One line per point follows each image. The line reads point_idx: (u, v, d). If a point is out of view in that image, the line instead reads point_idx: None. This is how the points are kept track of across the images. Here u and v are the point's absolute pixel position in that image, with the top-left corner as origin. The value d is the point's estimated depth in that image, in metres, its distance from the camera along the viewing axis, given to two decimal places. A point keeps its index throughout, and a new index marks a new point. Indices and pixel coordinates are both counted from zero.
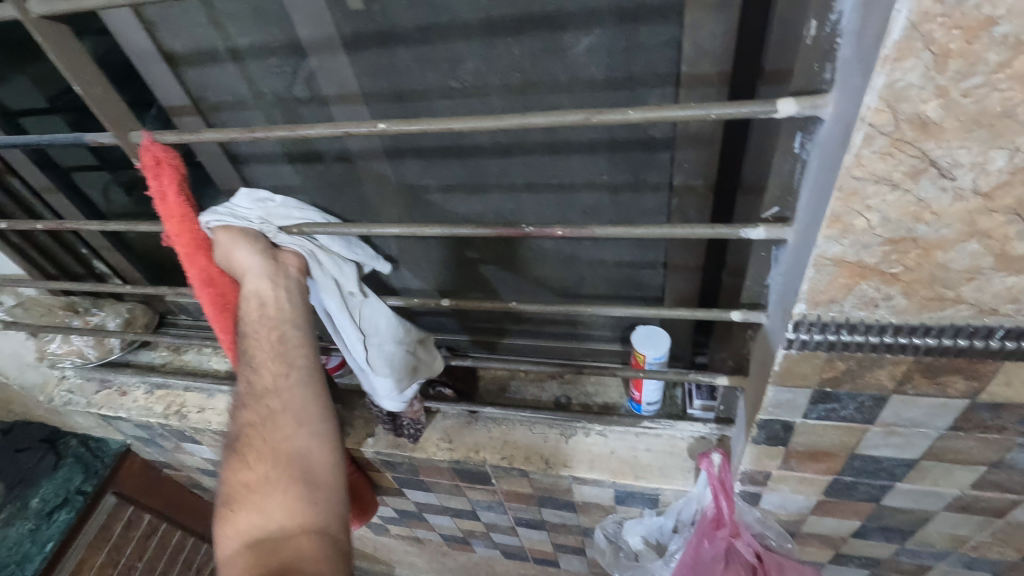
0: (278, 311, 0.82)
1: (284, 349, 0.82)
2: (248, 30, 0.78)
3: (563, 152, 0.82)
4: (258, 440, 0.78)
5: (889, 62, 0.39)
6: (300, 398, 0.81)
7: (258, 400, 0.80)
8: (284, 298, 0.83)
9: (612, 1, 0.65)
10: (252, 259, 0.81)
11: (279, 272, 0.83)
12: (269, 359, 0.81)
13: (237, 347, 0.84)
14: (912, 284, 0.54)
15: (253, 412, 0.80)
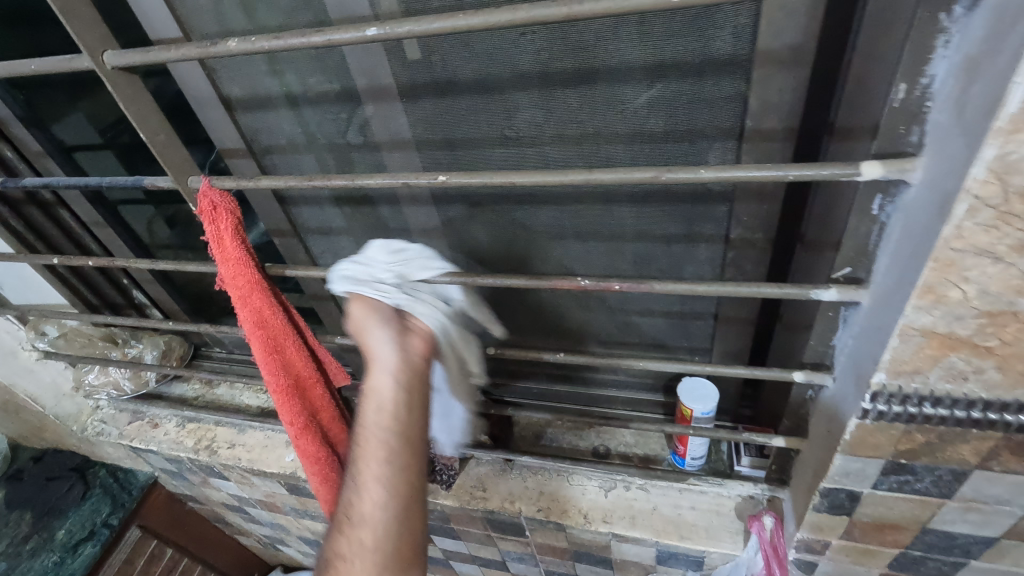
0: (393, 407, 0.72)
1: (388, 466, 0.71)
2: (307, 79, 0.79)
3: (615, 202, 0.80)
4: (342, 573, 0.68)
5: (1001, 134, 0.37)
6: (390, 536, 0.69)
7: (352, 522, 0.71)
8: (404, 398, 0.73)
9: (676, 56, 0.64)
10: (386, 352, 0.73)
11: (405, 366, 0.73)
12: (374, 461, 0.71)
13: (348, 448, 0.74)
14: (1008, 358, 0.51)
15: (342, 518, 0.72)
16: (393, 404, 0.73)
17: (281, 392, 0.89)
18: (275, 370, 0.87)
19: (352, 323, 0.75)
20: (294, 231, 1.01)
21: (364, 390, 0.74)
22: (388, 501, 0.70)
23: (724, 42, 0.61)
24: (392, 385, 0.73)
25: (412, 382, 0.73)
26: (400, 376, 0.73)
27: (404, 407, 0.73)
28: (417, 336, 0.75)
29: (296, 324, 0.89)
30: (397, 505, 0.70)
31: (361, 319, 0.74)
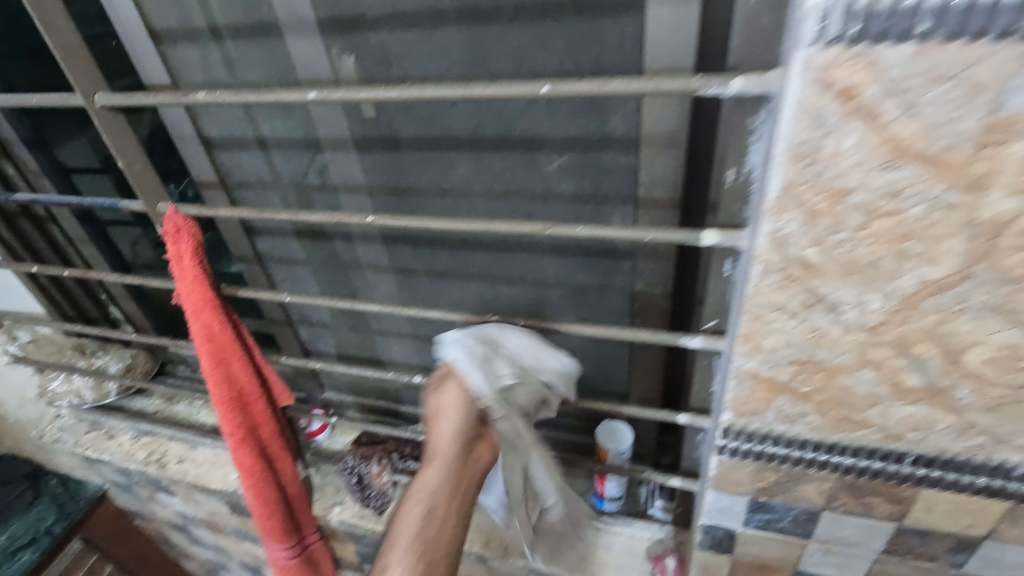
0: (452, 504, 0.79)
1: (426, 533, 0.77)
2: (277, 127, 0.91)
3: (538, 252, 0.90)
4: None
5: (771, 213, 0.47)
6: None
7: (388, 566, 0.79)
8: (457, 497, 0.79)
9: (580, 132, 0.76)
10: (451, 446, 0.80)
11: (458, 459, 0.80)
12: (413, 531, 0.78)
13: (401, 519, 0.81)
14: (823, 404, 0.59)
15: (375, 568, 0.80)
16: (454, 503, 0.79)
17: (224, 404, 0.97)
18: (220, 383, 0.95)
19: (440, 416, 0.82)
20: (258, 259, 1.10)
21: (425, 479, 0.80)
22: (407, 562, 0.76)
23: (618, 124, 0.73)
24: (455, 481, 0.79)
25: (471, 477, 0.80)
26: (462, 470, 0.79)
27: (458, 504, 0.79)
28: (459, 417, 0.81)
29: (244, 340, 0.97)
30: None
31: (438, 410, 0.83)
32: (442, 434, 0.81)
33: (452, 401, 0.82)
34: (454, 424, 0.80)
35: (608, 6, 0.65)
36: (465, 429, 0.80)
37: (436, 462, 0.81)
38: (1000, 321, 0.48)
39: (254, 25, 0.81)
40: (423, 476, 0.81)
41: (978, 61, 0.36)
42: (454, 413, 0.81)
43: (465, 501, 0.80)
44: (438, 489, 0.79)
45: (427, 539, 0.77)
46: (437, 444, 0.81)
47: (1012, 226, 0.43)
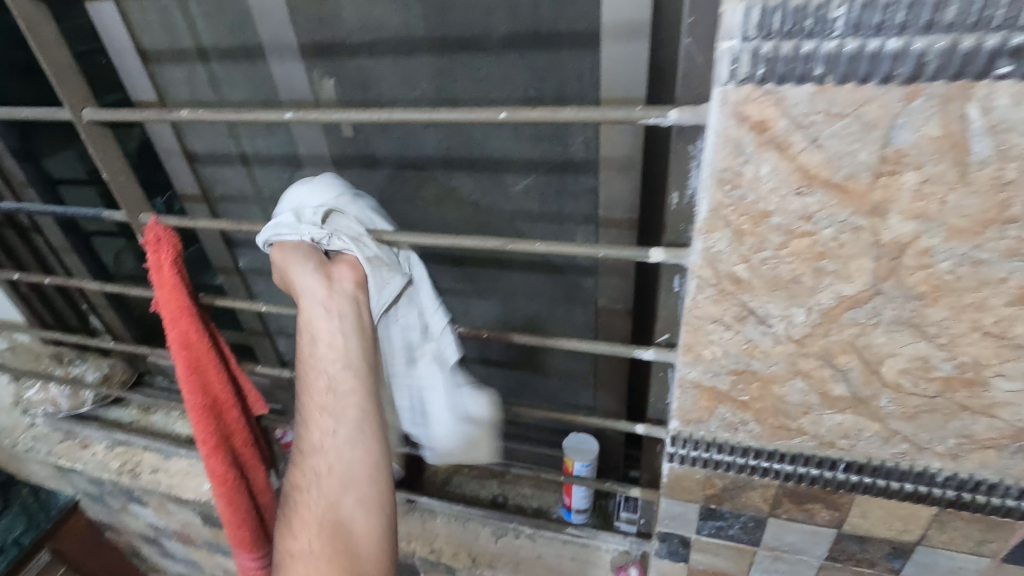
0: (347, 339, 0.69)
1: (331, 399, 0.70)
2: (259, 143, 0.96)
3: (506, 267, 0.94)
4: (303, 506, 0.70)
5: (702, 232, 0.52)
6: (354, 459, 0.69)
7: (310, 456, 0.71)
8: (346, 332, 0.68)
9: (544, 155, 0.80)
10: (308, 286, 0.68)
11: (322, 301, 0.67)
12: (314, 399, 0.71)
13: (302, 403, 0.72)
14: (761, 412, 0.63)
15: (297, 457, 0.73)
16: (354, 353, 0.69)
17: (197, 411, 0.98)
18: (194, 390, 0.97)
19: (284, 282, 0.71)
20: (238, 270, 1.14)
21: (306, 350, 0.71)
22: (336, 428, 0.70)
23: (579, 147, 0.78)
24: (340, 329, 0.68)
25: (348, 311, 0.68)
26: (327, 301, 0.67)
27: (354, 340, 0.69)
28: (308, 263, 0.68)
29: (219, 348, 0.99)
30: (366, 438, 0.70)
31: (282, 279, 0.71)
32: (300, 288, 0.69)
33: (295, 260, 0.68)
34: (305, 274, 0.68)
35: (568, 40, 0.70)
36: (323, 265, 0.68)
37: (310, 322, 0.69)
38: (910, 334, 0.52)
39: (239, 47, 0.86)
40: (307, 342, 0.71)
41: (868, 101, 0.42)
42: (293, 262, 0.68)
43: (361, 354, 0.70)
44: (328, 338, 0.69)
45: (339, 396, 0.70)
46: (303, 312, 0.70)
47: (912, 246, 0.47)
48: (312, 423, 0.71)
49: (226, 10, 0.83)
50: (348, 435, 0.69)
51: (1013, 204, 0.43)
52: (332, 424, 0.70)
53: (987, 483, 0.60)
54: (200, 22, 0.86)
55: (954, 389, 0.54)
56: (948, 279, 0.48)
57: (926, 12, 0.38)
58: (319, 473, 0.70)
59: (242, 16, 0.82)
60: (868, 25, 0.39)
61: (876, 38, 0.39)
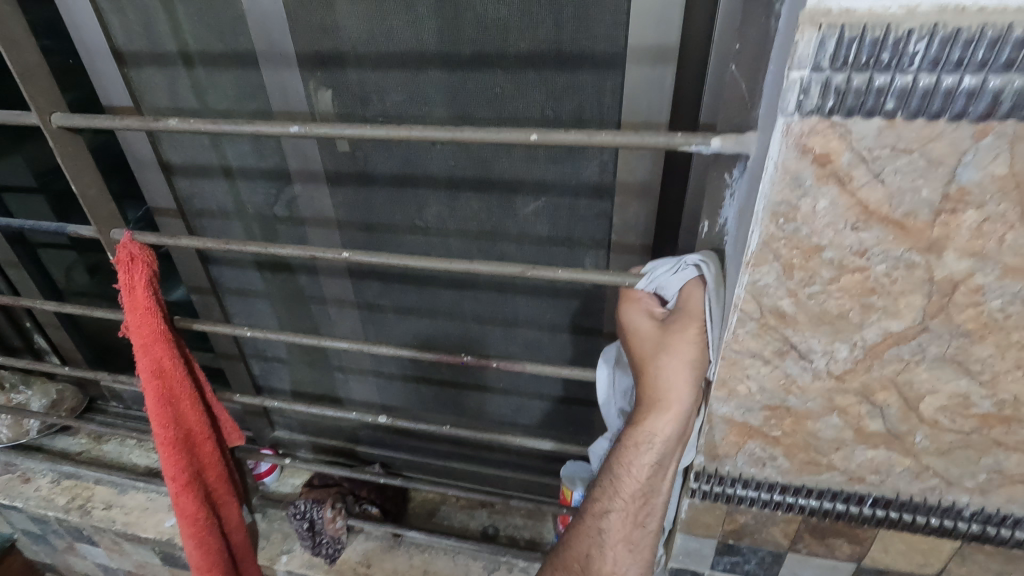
0: (696, 353, 0.59)
1: (687, 383, 0.59)
2: (245, 156, 0.89)
3: (510, 292, 0.90)
4: (643, 499, 0.65)
5: (750, 265, 0.50)
6: (670, 438, 0.61)
7: (638, 441, 0.61)
8: (702, 352, 0.59)
9: (557, 178, 0.77)
10: (684, 391, 0.59)
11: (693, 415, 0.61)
12: (675, 385, 0.59)
13: (646, 387, 0.60)
14: (791, 448, 0.62)
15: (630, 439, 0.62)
16: (698, 351, 0.59)
17: (168, 445, 0.89)
18: (166, 423, 0.88)
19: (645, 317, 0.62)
20: (213, 289, 1.06)
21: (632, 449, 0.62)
22: (676, 423, 0.60)
23: (593, 171, 0.75)
24: (694, 348, 0.59)
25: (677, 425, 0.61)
26: (696, 349, 0.59)
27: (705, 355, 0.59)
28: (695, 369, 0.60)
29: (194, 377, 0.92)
30: (685, 422, 0.61)
31: (641, 325, 0.61)
32: (656, 375, 0.59)
33: (693, 324, 0.58)
34: (688, 364, 0.59)
35: (590, 60, 0.68)
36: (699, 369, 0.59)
37: (660, 409, 0.60)
38: (953, 370, 0.51)
39: (229, 54, 0.80)
40: (635, 436, 0.61)
41: (936, 138, 0.41)
42: (690, 342, 0.58)
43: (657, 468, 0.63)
44: (658, 450, 0.61)
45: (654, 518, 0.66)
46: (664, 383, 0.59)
47: (965, 284, 0.47)
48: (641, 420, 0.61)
49: (216, 13, 0.77)
50: (677, 430, 0.60)
51: None
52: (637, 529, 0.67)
53: (1013, 517, 0.60)
54: (186, 25, 0.79)
55: (991, 425, 0.54)
56: (997, 317, 0.48)
57: (1007, 50, 0.37)
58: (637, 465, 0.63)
59: (234, 20, 0.76)
60: (947, 60, 0.38)
61: (952, 74, 0.38)
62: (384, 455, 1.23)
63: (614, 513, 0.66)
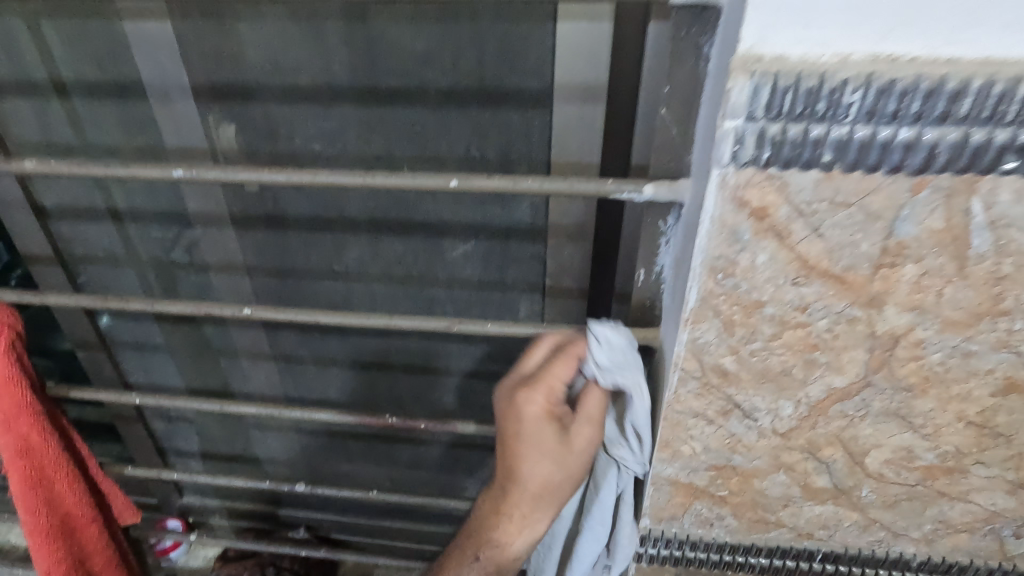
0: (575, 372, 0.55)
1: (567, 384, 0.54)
2: (134, 197, 0.79)
3: (440, 338, 0.83)
4: (538, 479, 0.54)
5: (688, 322, 0.46)
6: (579, 420, 0.53)
7: (536, 421, 0.53)
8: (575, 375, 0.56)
9: (485, 220, 0.72)
10: (593, 395, 0.54)
11: (598, 412, 0.53)
12: (552, 393, 0.54)
13: (545, 378, 0.54)
14: (739, 507, 0.58)
15: (531, 417, 0.53)
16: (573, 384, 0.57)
17: (39, 535, 0.77)
18: (35, 509, 0.75)
19: (545, 344, 0.57)
20: (103, 344, 0.93)
21: (542, 459, 0.53)
22: (586, 411, 0.53)
23: (524, 213, 0.70)
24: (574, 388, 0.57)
25: (552, 445, 0.53)
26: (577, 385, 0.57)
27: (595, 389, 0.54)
28: (595, 408, 0.54)
29: (71, 451, 0.79)
30: (591, 418, 0.53)
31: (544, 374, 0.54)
32: (540, 421, 0.53)
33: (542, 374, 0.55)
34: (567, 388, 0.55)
35: (516, 97, 0.64)
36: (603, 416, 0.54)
37: (547, 403, 0.53)
38: (897, 425, 0.49)
39: (111, 85, 0.70)
40: (537, 412, 0.53)
41: (873, 191, 0.38)
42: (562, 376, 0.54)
43: (518, 492, 0.55)
44: (565, 431, 0.53)
45: (509, 550, 0.57)
46: (548, 394, 0.53)
47: (906, 338, 0.45)
48: (545, 392, 0.53)
49: (91, 40, 0.67)
50: (586, 418, 0.53)
51: (1006, 298, 0.41)
52: (474, 557, 0.59)
53: (957, 565, 0.59)
54: (59, 53, 0.69)
55: (935, 476, 0.52)
56: (937, 370, 0.46)
57: (940, 104, 0.35)
58: (544, 440, 0.53)
59: (114, 48, 0.67)
60: (882, 112, 0.36)
61: (889, 126, 0.36)
62: (307, 515, 1.12)
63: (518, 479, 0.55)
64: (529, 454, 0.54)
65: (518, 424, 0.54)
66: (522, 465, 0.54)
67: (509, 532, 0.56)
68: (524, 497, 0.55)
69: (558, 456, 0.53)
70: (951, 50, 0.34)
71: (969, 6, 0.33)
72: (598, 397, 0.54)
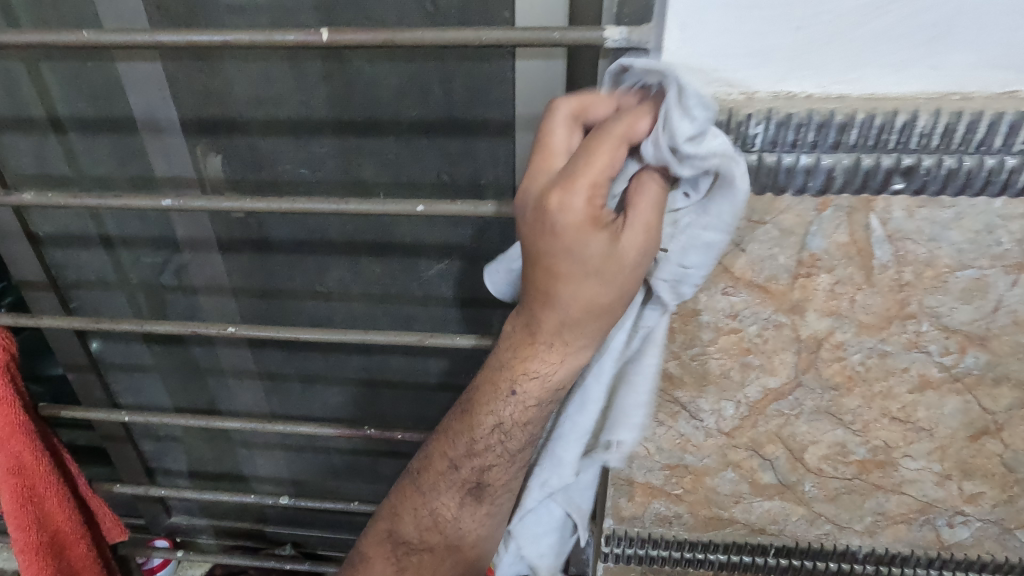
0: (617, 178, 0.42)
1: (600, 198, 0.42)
2: (125, 224, 0.83)
3: (418, 353, 0.87)
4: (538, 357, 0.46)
5: None
6: (637, 214, 0.39)
7: (583, 228, 0.38)
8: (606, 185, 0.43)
9: (457, 240, 0.76)
10: (650, 187, 0.40)
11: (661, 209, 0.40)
12: (609, 167, 0.38)
13: (593, 148, 0.38)
14: (694, 504, 0.62)
15: (577, 227, 0.38)
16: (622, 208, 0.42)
17: (30, 552, 0.79)
18: (27, 526, 0.77)
19: (564, 127, 0.43)
20: (94, 366, 0.94)
21: (578, 294, 0.41)
22: (644, 212, 0.40)
23: (493, 233, 0.75)
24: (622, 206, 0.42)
25: (604, 264, 0.39)
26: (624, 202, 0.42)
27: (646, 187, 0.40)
28: (658, 199, 0.40)
29: (62, 469, 0.82)
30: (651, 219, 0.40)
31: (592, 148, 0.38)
32: (586, 228, 0.38)
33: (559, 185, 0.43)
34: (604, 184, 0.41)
35: (482, 127, 0.69)
36: (657, 219, 0.40)
37: (591, 197, 0.38)
38: (829, 422, 0.54)
39: (106, 120, 0.75)
40: (586, 207, 0.38)
41: (784, 210, 0.44)
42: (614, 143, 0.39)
43: (548, 320, 0.43)
44: (622, 230, 0.39)
45: (543, 393, 0.47)
46: (602, 166, 0.38)
47: (828, 341, 0.49)
48: (598, 171, 0.38)
49: (88, 80, 0.73)
50: (645, 215, 0.40)
51: (910, 303, 0.47)
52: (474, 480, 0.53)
53: (900, 555, 0.63)
54: (58, 92, 0.74)
55: (869, 470, 0.57)
56: (859, 370, 0.51)
57: (831, 134, 0.40)
58: (588, 266, 0.39)
59: (109, 87, 0.73)
60: (783, 142, 0.41)
61: (790, 154, 0.41)
62: (295, 531, 1.15)
63: (534, 352, 0.45)
64: (568, 270, 0.40)
65: (551, 241, 0.39)
66: (562, 283, 0.40)
67: (519, 425, 0.49)
68: (542, 373, 0.45)
69: (613, 282, 0.40)
70: (839, 88, 0.40)
71: (849, 53, 0.39)
72: (655, 192, 0.40)
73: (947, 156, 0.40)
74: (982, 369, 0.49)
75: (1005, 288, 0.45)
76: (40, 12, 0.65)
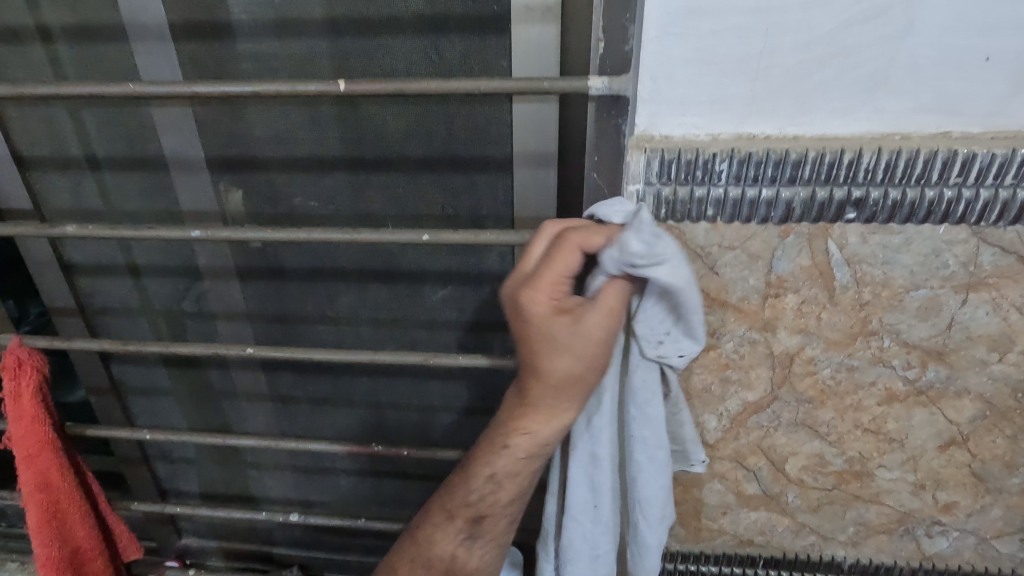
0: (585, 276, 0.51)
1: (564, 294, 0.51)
2: (151, 255, 0.89)
3: (423, 376, 0.92)
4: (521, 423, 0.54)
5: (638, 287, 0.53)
6: (595, 316, 0.48)
7: (541, 325, 0.48)
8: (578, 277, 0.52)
9: (460, 268, 0.82)
10: (611, 286, 0.48)
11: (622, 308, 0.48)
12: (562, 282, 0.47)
13: (547, 265, 0.47)
14: (685, 516, 0.68)
15: (538, 327, 0.48)
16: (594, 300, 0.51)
17: (49, 565, 0.82)
18: (48, 541, 0.81)
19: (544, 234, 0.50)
20: (114, 389, 1.01)
21: (548, 380, 0.50)
22: (605, 313, 0.48)
23: (494, 261, 0.80)
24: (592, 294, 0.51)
25: (568, 348, 0.48)
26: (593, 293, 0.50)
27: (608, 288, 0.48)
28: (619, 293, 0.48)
29: (85, 487, 0.86)
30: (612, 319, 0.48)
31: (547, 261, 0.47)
32: (545, 324, 0.47)
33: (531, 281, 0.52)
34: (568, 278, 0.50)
35: (483, 163, 0.75)
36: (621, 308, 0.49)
37: (547, 304, 0.47)
38: (806, 433, 0.60)
39: (137, 158, 0.82)
40: (544, 313, 0.47)
41: (751, 237, 0.53)
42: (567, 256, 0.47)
43: (535, 387, 0.51)
44: (580, 328, 0.48)
45: (532, 446, 0.54)
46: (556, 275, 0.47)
47: (799, 356, 0.57)
48: (550, 281, 0.47)
49: (123, 122, 0.79)
50: (604, 314, 0.48)
51: (871, 320, 0.55)
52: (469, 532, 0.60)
53: (883, 566, 0.68)
54: (93, 134, 0.81)
55: (847, 480, 0.62)
56: (830, 384, 0.58)
57: (788, 168, 0.49)
58: (554, 353, 0.48)
59: (143, 130, 0.80)
60: (746, 176, 0.50)
61: (753, 186, 0.51)
62: (302, 555, 1.17)
63: (519, 419, 0.54)
64: (545, 351, 0.48)
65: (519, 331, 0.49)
66: (539, 362, 0.49)
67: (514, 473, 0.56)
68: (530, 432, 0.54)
69: (577, 363, 0.49)
70: (795, 130, 0.50)
71: (799, 99, 0.49)
72: (622, 291, 0.48)
73: (892, 188, 0.50)
74: (942, 382, 0.57)
75: (956, 307, 0.53)
76: (85, 64, 0.73)
